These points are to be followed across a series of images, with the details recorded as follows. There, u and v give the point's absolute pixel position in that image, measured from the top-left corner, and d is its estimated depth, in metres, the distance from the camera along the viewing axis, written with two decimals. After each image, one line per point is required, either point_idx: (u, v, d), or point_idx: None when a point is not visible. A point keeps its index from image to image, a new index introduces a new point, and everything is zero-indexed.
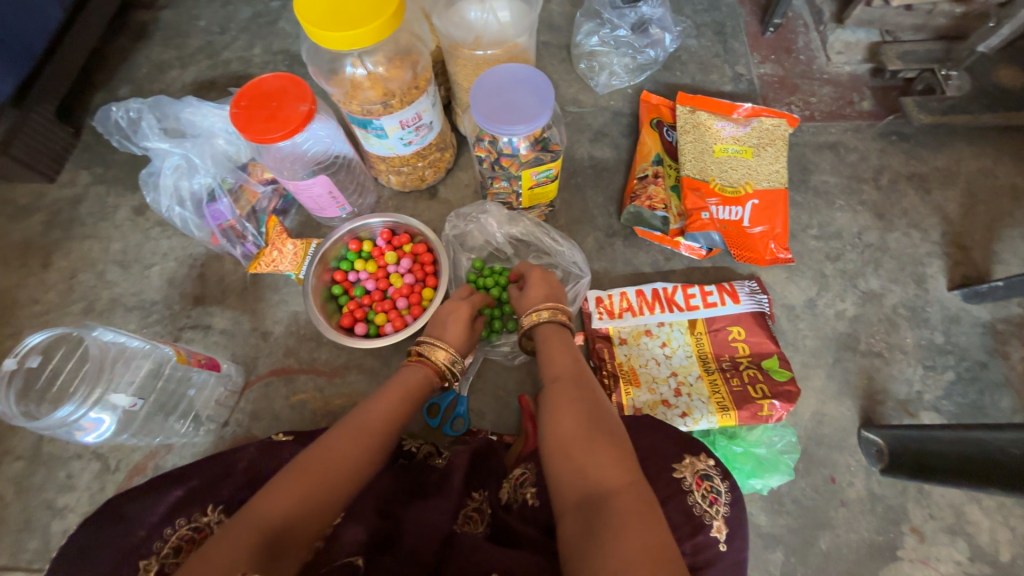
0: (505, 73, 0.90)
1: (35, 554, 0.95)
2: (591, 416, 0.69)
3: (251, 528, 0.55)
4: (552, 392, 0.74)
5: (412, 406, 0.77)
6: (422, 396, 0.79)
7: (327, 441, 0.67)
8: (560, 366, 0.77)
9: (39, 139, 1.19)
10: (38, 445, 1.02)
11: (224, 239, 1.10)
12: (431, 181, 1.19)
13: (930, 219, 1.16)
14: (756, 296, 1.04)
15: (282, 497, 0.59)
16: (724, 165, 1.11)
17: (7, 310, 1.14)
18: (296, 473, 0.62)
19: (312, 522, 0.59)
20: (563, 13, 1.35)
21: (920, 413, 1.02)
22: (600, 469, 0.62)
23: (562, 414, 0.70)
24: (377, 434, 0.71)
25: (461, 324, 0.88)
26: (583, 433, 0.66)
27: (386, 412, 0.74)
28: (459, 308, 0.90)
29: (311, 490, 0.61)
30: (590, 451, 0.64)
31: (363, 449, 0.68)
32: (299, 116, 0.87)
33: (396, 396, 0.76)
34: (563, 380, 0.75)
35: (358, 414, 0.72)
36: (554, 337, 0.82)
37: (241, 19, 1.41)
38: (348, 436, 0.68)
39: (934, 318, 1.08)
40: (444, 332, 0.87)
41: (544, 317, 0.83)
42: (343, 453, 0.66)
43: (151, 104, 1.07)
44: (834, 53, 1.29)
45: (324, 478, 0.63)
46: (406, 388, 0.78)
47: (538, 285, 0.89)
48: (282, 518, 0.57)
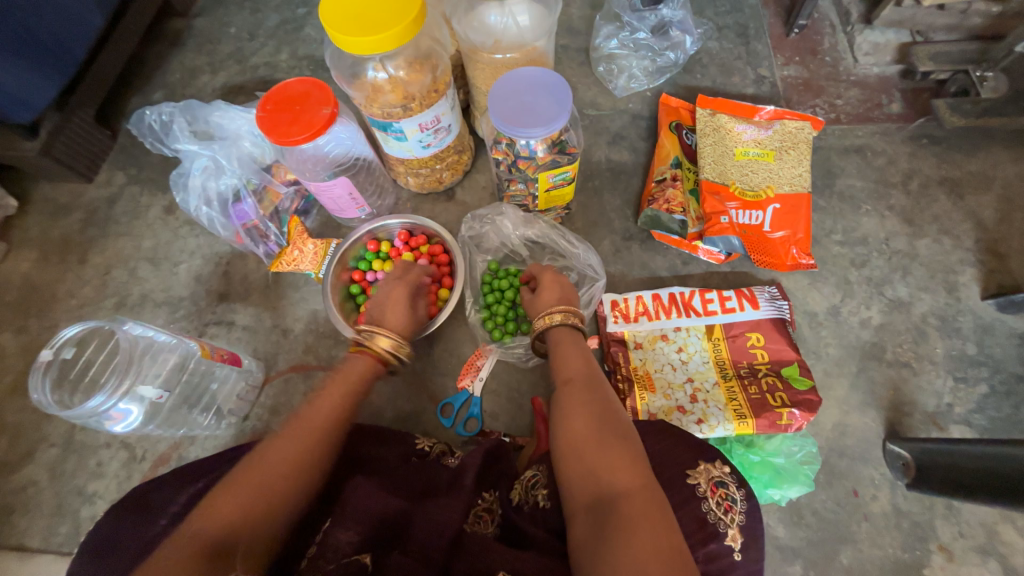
0: (523, 76, 0.91)
1: (66, 538, 1.00)
2: (603, 418, 0.68)
3: (198, 533, 0.58)
4: (563, 394, 0.74)
5: (354, 399, 0.78)
6: (363, 387, 0.80)
7: (273, 445, 0.69)
8: (572, 368, 0.77)
9: (80, 141, 1.25)
10: (71, 433, 1.07)
11: (248, 238, 1.14)
12: (448, 183, 1.20)
13: (963, 225, 1.12)
14: (777, 302, 1.02)
15: (226, 503, 0.61)
16: (744, 168, 1.09)
17: (46, 304, 1.20)
18: (243, 478, 0.64)
19: (257, 523, 0.61)
20: (583, 16, 1.36)
21: (950, 426, 0.98)
22: (611, 471, 0.62)
23: (573, 416, 0.70)
24: (320, 433, 0.72)
25: (402, 307, 0.89)
26: (595, 435, 0.66)
27: (329, 410, 0.75)
28: (394, 293, 0.90)
29: (256, 496, 0.63)
30: (600, 453, 0.64)
31: (304, 450, 0.69)
32: (322, 119, 0.89)
33: (337, 388, 0.78)
34: (575, 381, 0.75)
35: (303, 412, 0.74)
36: (566, 341, 0.81)
37: (269, 26, 1.45)
38: (289, 437, 0.70)
39: (966, 327, 1.04)
40: (385, 318, 0.87)
41: (554, 321, 0.83)
42: (284, 456, 0.68)
43: (182, 107, 1.11)
44: (861, 54, 1.26)
45: (267, 482, 0.64)
46: (346, 383, 0.79)
47: (552, 288, 0.89)
48: (224, 524, 0.59)
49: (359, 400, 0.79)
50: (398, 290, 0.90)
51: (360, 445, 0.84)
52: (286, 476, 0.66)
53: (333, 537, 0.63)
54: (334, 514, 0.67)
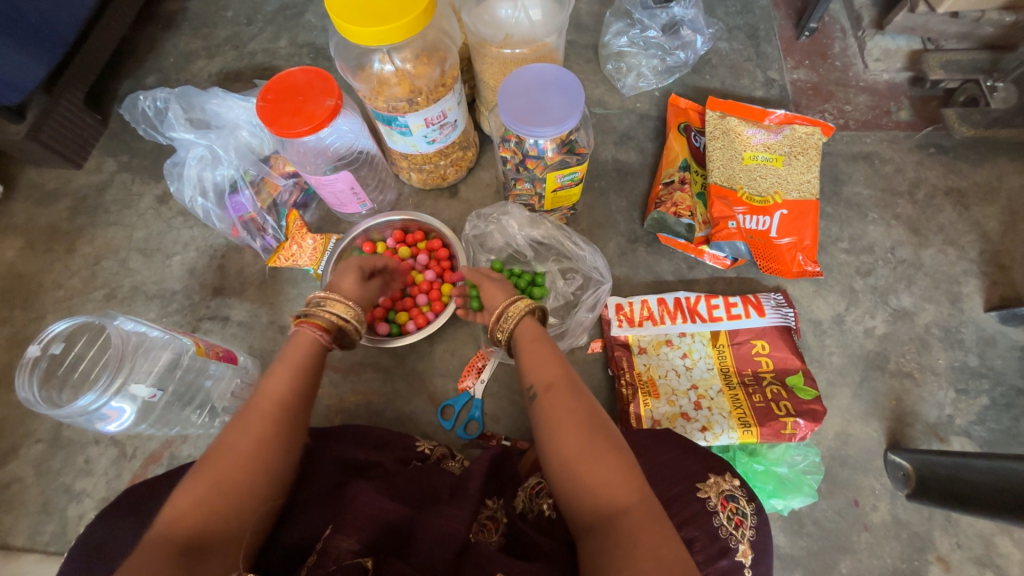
0: (534, 73, 0.89)
1: (53, 537, 0.97)
2: (591, 427, 0.64)
3: (161, 543, 0.55)
4: (545, 403, 0.68)
5: (309, 376, 0.71)
6: (316, 363, 0.73)
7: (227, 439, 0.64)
8: (549, 371, 0.71)
9: (68, 125, 1.21)
10: (58, 428, 1.04)
11: (245, 231, 1.10)
12: (452, 180, 1.18)
13: (968, 235, 1.12)
14: (782, 310, 1.01)
15: (188, 506, 0.57)
16: (753, 173, 1.08)
17: (32, 294, 1.15)
18: (206, 474, 0.60)
19: (228, 516, 0.58)
20: (591, 11, 1.32)
21: (951, 437, 0.99)
22: (607, 486, 0.59)
23: (560, 428, 0.65)
24: (272, 417, 0.66)
25: (354, 277, 0.83)
26: (586, 450, 0.62)
27: (280, 388, 0.68)
28: (349, 263, 0.85)
29: (220, 492, 0.59)
30: (593, 470, 0.61)
31: (259, 437, 0.64)
32: (325, 111, 0.86)
33: (285, 370, 0.70)
34: (559, 385, 0.69)
35: (253, 399, 0.67)
36: (533, 337, 0.76)
37: (267, 11, 1.41)
38: (239, 428, 0.64)
39: (968, 339, 1.04)
40: (337, 287, 0.81)
41: (516, 314, 0.77)
42: (239, 448, 0.62)
43: (178, 94, 1.07)
44: (871, 60, 1.25)
45: (230, 475, 0.60)
46: (292, 360, 0.71)
47: (498, 289, 0.83)
48: (193, 526, 0.56)
49: (314, 374, 0.72)
50: (358, 261, 0.86)
51: (357, 450, 0.82)
52: (244, 467, 0.61)
53: (333, 544, 0.61)
54: (335, 521, 0.65)
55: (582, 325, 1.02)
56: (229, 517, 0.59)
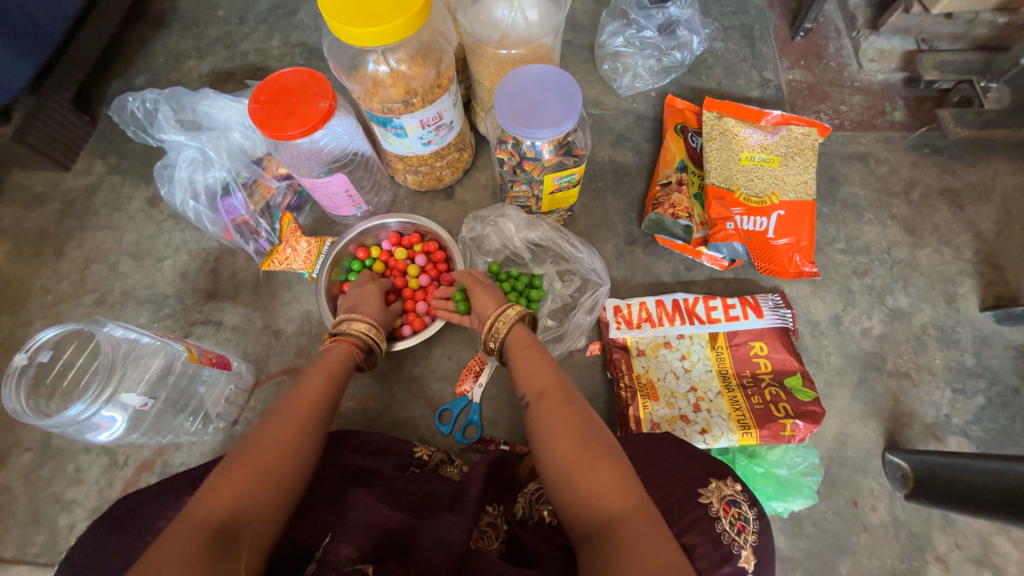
0: (530, 74, 0.88)
1: (42, 548, 0.95)
2: (586, 432, 0.64)
3: (196, 527, 0.54)
4: (539, 411, 0.68)
5: (338, 385, 0.76)
6: (346, 372, 0.78)
7: (260, 433, 0.64)
8: (543, 379, 0.72)
9: (55, 127, 1.18)
10: (47, 437, 1.01)
11: (238, 235, 1.08)
12: (448, 181, 1.17)
13: (963, 235, 1.13)
14: (780, 311, 1.01)
15: (224, 490, 0.57)
16: (750, 174, 1.08)
17: (19, 300, 1.13)
18: (238, 464, 0.60)
19: (261, 504, 0.58)
20: (587, 11, 1.32)
21: (948, 437, 0.99)
22: (603, 493, 0.59)
23: (554, 434, 0.65)
24: (309, 412, 0.69)
25: (375, 300, 0.92)
26: (581, 457, 0.62)
27: (316, 388, 0.73)
28: (368, 288, 0.94)
29: (255, 483, 0.59)
30: (589, 476, 0.60)
31: (298, 428, 0.66)
32: (319, 113, 0.85)
33: (321, 375, 0.75)
34: (551, 393, 0.70)
35: (288, 396, 0.71)
36: (523, 345, 0.77)
37: (259, 11, 1.39)
38: (277, 421, 0.66)
39: (964, 339, 1.05)
40: (360, 310, 0.90)
41: (511, 317, 0.80)
42: (278, 437, 0.64)
43: (168, 95, 1.05)
44: (866, 61, 1.26)
45: (262, 466, 0.60)
46: (328, 369, 0.76)
47: (486, 295, 0.86)
48: (224, 514, 0.55)
49: (343, 382, 0.77)
50: (375, 287, 0.95)
51: (358, 458, 0.81)
52: (283, 456, 0.63)
53: (332, 552, 0.59)
54: (333, 530, 0.64)
55: (580, 327, 1.01)
56: (259, 510, 0.57)
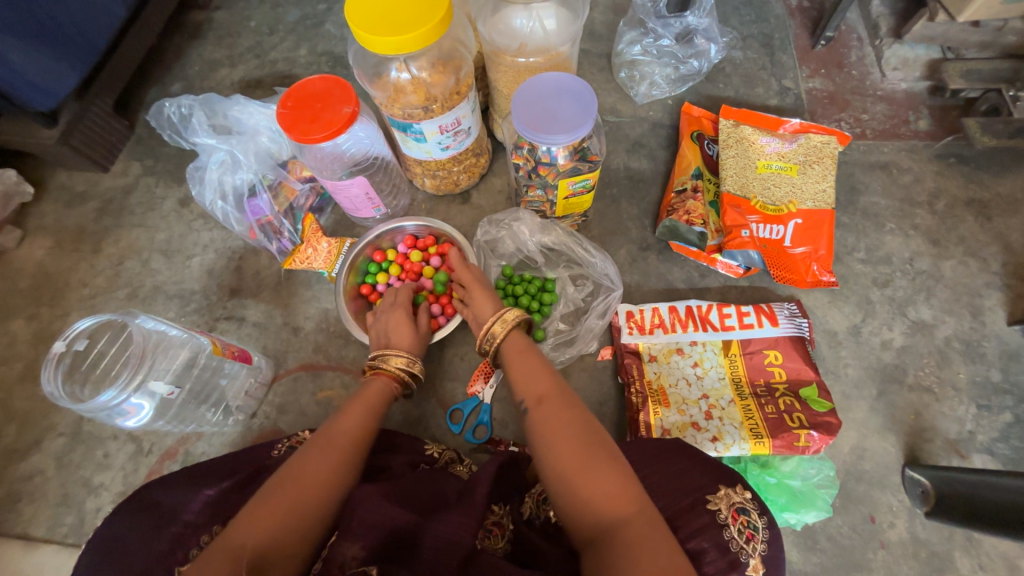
0: (547, 81, 0.90)
1: (70, 529, 0.99)
2: (586, 437, 0.64)
3: (229, 553, 0.56)
4: (539, 416, 0.68)
5: (375, 421, 0.78)
6: (385, 409, 0.81)
7: (300, 464, 0.67)
8: (542, 384, 0.72)
9: (97, 130, 1.26)
10: (79, 423, 1.06)
11: (262, 234, 1.13)
12: (464, 186, 1.19)
13: (990, 247, 1.10)
14: (796, 320, 1.00)
15: (262, 522, 0.60)
16: (767, 182, 1.07)
17: (58, 292, 1.19)
18: (277, 493, 0.63)
19: (292, 542, 0.60)
20: (605, 20, 1.34)
21: (972, 454, 0.96)
22: (604, 498, 0.59)
23: (554, 439, 0.65)
24: (347, 451, 0.72)
25: (406, 327, 0.92)
26: (581, 462, 0.62)
27: (355, 427, 0.75)
28: (397, 314, 0.93)
29: (292, 515, 0.62)
30: (590, 481, 0.60)
31: (336, 466, 0.69)
32: (343, 118, 0.88)
33: (359, 409, 0.78)
34: (550, 397, 0.69)
35: (328, 430, 0.74)
36: (518, 350, 0.78)
37: (289, 21, 1.45)
38: (318, 452, 0.69)
39: (990, 353, 1.02)
40: (393, 340, 0.90)
41: (509, 321, 0.80)
42: (316, 474, 0.67)
43: (202, 100, 1.10)
44: (889, 69, 1.24)
45: (299, 498, 0.63)
46: (367, 403, 0.79)
47: (486, 300, 0.86)
48: (259, 543, 0.58)
49: (381, 419, 0.80)
50: (404, 311, 0.94)
51: (370, 456, 0.83)
52: (319, 494, 0.65)
53: (338, 551, 0.61)
54: (340, 527, 0.65)
55: (592, 331, 1.02)
56: (293, 543, 0.60)
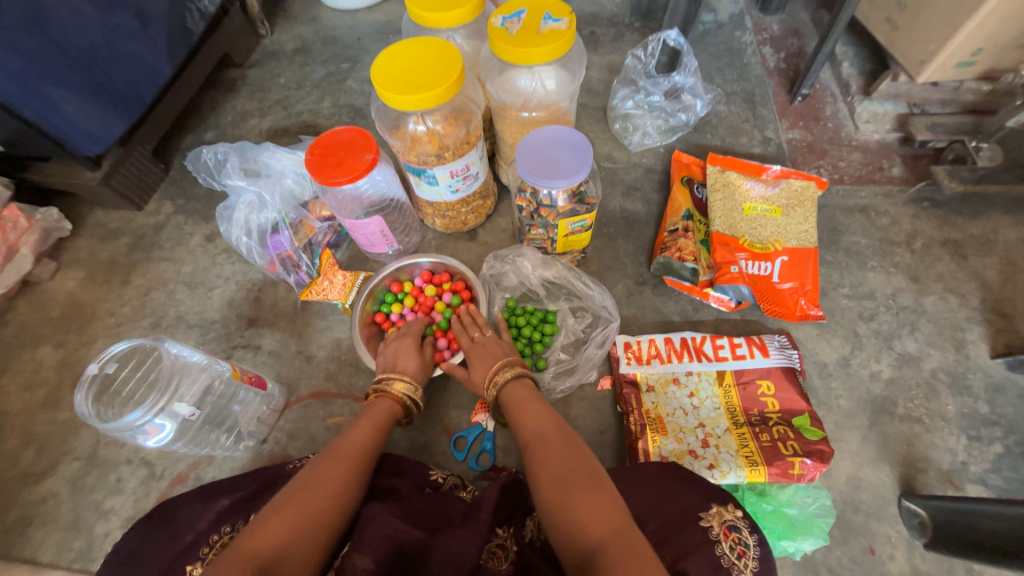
0: (548, 134, 1.00)
1: (78, 554, 1.00)
2: (566, 471, 0.69)
3: (242, 556, 0.59)
4: (527, 458, 0.74)
5: (380, 437, 0.83)
6: (388, 427, 0.85)
7: (309, 475, 0.72)
8: (529, 428, 0.78)
9: (136, 173, 1.38)
10: (95, 447, 1.10)
11: (281, 267, 1.21)
12: (471, 225, 1.29)
13: (968, 284, 1.16)
14: (787, 351, 1.05)
15: (273, 529, 0.62)
16: (753, 223, 1.16)
17: (86, 321, 1.26)
18: (287, 503, 0.67)
19: (302, 549, 0.63)
20: (601, 79, 1.49)
21: (966, 485, 0.97)
22: (580, 525, 0.62)
23: (539, 478, 0.70)
24: (352, 465, 0.76)
25: (413, 354, 0.98)
26: (560, 494, 0.66)
27: (361, 442, 0.80)
28: (406, 342, 1.00)
29: (300, 522, 0.65)
30: (569, 511, 0.64)
31: (341, 479, 0.73)
32: (364, 164, 0.98)
33: (366, 426, 0.83)
34: (535, 439, 0.76)
35: (335, 445, 0.78)
36: (514, 398, 0.84)
37: (315, 78, 1.61)
38: (327, 464, 0.74)
39: (976, 385, 1.05)
40: (399, 365, 0.95)
41: (500, 381, 0.87)
42: (323, 485, 0.70)
43: (237, 148, 1.23)
44: (862, 122, 1.36)
45: (308, 508, 0.67)
46: (372, 421, 0.84)
47: (483, 356, 0.94)
48: (270, 549, 0.60)
49: (385, 436, 0.85)
50: (412, 340, 1.01)
51: (378, 477, 0.87)
52: (325, 503, 0.69)
53: (350, 563, 0.64)
54: (351, 542, 0.69)
55: (591, 361, 1.06)
56: (301, 550, 0.63)
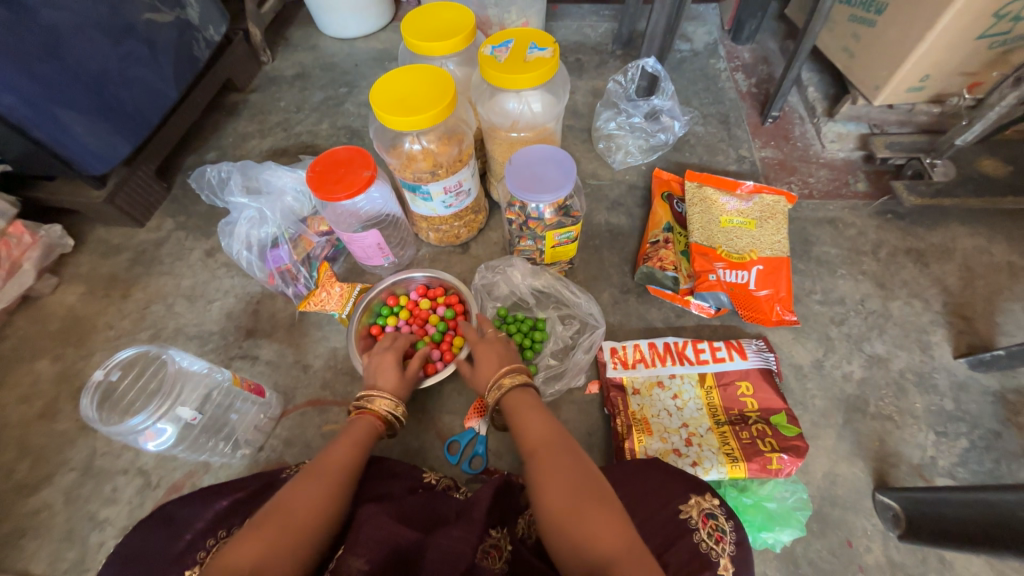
0: (535, 152, 1.08)
1: (71, 565, 1.01)
2: (575, 482, 0.70)
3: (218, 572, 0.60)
4: (534, 467, 0.75)
5: (362, 452, 0.85)
6: (370, 443, 0.87)
7: (290, 492, 0.73)
8: (536, 436, 0.78)
9: (140, 191, 1.43)
10: (92, 458, 1.11)
11: (280, 279, 1.25)
12: (464, 238, 1.35)
13: (931, 289, 1.24)
14: (763, 354, 1.10)
15: (252, 546, 0.64)
16: (729, 234, 1.23)
17: (85, 334, 1.29)
18: (266, 521, 0.68)
19: (287, 560, 0.64)
20: (586, 102, 1.58)
21: (936, 479, 1.02)
22: (592, 538, 0.64)
23: (547, 488, 0.71)
24: (334, 480, 0.77)
25: (393, 370, 0.98)
26: (572, 506, 0.68)
27: (344, 457, 0.81)
28: (387, 358, 1.00)
29: (280, 537, 0.66)
30: (581, 524, 0.65)
31: (323, 493, 0.74)
32: (362, 180, 1.04)
33: (348, 442, 0.84)
34: (542, 449, 0.76)
35: (316, 463, 0.80)
36: (518, 405, 0.84)
37: (314, 102, 1.69)
38: (308, 479, 0.75)
39: (942, 384, 1.11)
40: (379, 382, 0.96)
41: (504, 386, 0.87)
42: (303, 502, 0.72)
43: (239, 166, 1.28)
44: (827, 142, 1.46)
45: (288, 523, 0.68)
46: (353, 437, 0.86)
47: (489, 355, 0.94)
48: (249, 563, 0.61)
49: (367, 451, 0.86)
50: (393, 355, 1.01)
51: (372, 482, 0.89)
52: (306, 519, 0.70)
53: (344, 565, 0.67)
54: (346, 545, 0.71)
55: (580, 365, 1.12)
56: (280, 563, 0.63)
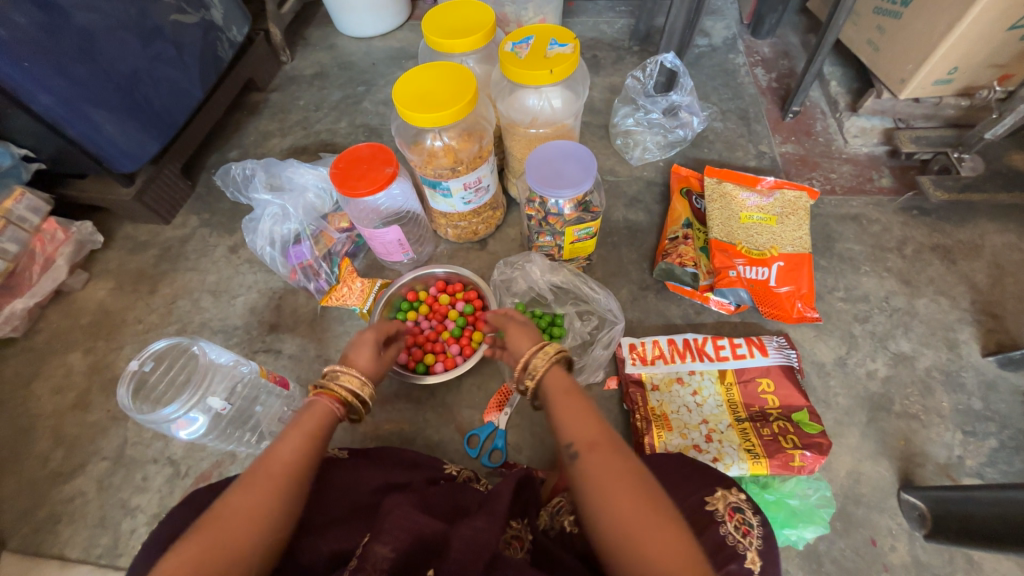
0: (556, 148, 1.08)
1: (105, 550, 1.04)
2: (643, 490, 0.60)
3: None
4: (591, 464, 0.62)
5: (316, 447, 0.69)
6: (324, 433, 0.72)
7: (227, 499, 0.61)
8: (591, 428, 0.66)
9: (166, 189, 1.47)
10: (123, 447, 1.15)
11: (302, 275, 1.27)
12: (482, 235, 1.36)
13: (958, 287, 1.21)
14: (785, 351, 1.09)
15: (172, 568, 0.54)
16: (750, 230, 1.22)
17: (115, 328, 1.33)
18: (194, 536, 0.57)
19: None
20: (603, 98, 1.58)
21: (963, 479, 1.00)
22: (664, 559, 0.55)
23: (609, 493, 0.60)
24: (279, 485, 0.63)
25: (371, 347, 0.84)
26: (643, 517, 0.57)
27: (291, 455, 0.67)
28: (365, 333, 0.86)
29: (207, 556, 0.56)
30: (653, 541, 0.56)
31: (260, 504, 0.61)
32: (384, 177, 1.06)
33: (301, 436, 0.69)
34: (603, 445, 0.64)
35: (260, 460, 0.66)
36: (565, 392, 0.72)
37: (332, 100, 1.72)
38: (246, 485, 0.62)
39: (969, 383, 1.09)
40: (351, 357, 0.82)
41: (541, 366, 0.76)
42: (238, 513, 0.60)
43: (263, 164, 1.31)
44: (850, 136, 1.43)
45: (220, 539, 0.57)
46: (304, 427, 0.70)
47: (521, 334, 0.84)
48: None
49: (322, 445, 0.71)
50: (375, 331, 0.86)
51: (393, 471, 0.90)
52: (241, 533, 0.59)
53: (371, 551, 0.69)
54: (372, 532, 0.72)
55: (598, 361, 1.13)
56: None
